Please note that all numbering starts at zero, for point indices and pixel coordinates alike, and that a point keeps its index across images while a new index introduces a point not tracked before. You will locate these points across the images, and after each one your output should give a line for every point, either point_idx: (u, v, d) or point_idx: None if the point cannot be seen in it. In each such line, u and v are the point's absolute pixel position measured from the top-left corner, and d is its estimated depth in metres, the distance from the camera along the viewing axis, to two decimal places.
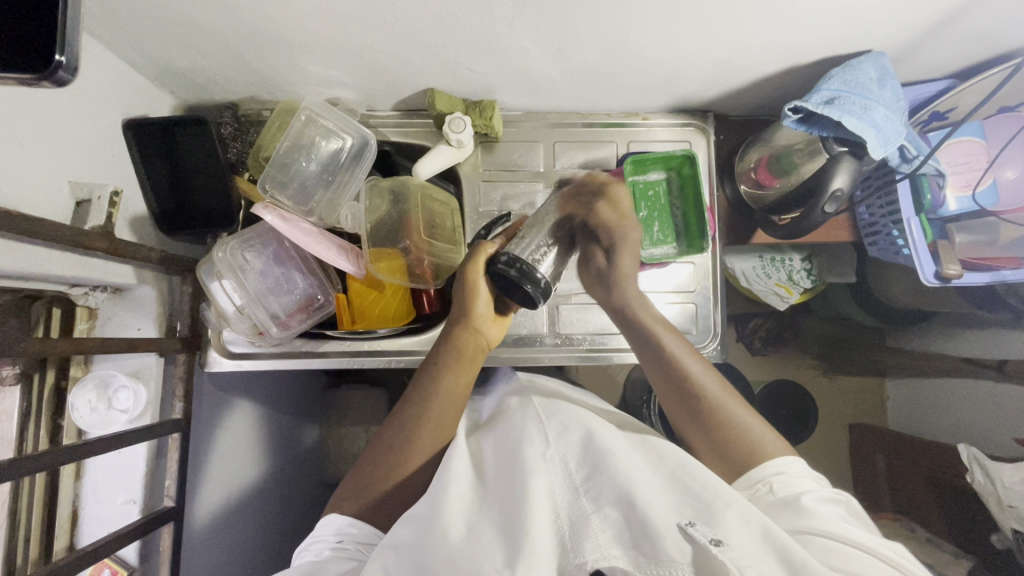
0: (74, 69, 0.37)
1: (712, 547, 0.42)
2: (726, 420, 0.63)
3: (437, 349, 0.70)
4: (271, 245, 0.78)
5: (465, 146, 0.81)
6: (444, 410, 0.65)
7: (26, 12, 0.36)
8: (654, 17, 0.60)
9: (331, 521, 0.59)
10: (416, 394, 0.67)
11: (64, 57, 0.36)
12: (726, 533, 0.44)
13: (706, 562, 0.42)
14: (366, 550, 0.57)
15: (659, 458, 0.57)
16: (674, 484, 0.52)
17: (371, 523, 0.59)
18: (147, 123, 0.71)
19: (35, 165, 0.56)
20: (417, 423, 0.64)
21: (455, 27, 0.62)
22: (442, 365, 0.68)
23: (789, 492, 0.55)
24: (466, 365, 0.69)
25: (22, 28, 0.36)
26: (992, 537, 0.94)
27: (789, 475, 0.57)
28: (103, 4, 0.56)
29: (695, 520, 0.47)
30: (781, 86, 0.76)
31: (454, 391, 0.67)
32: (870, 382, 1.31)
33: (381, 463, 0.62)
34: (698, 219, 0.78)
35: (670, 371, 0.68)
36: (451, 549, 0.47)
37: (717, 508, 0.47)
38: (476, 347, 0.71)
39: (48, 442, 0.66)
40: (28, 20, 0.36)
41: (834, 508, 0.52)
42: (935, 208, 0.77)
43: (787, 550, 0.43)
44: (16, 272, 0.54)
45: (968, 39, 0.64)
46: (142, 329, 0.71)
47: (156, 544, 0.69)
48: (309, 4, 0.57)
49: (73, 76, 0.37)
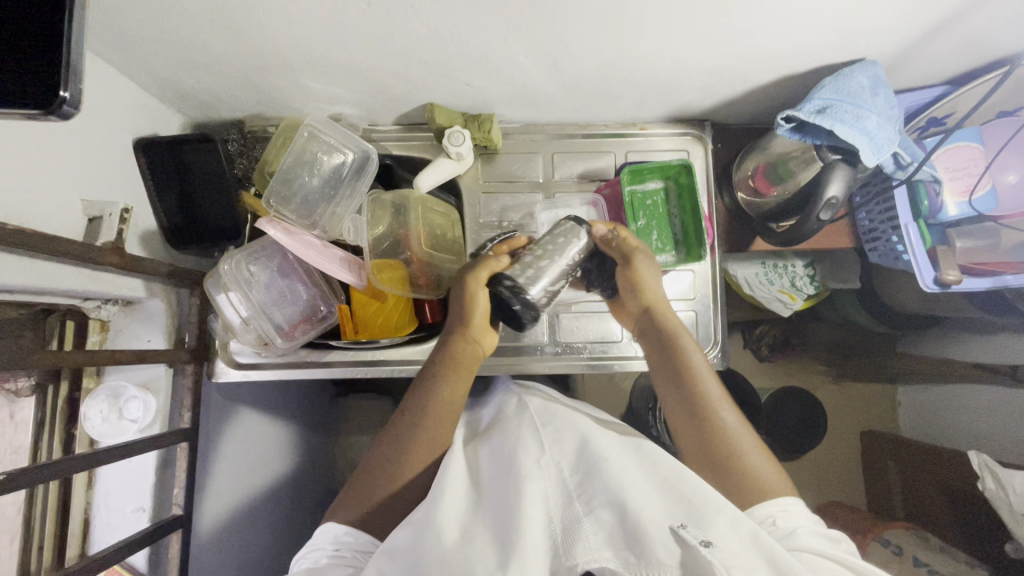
0: (77, 103, 0.40)
1: (702, 548, 0.45)
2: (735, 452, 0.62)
3: (436, 356, 0.70)
4: (276, 257, 0.79)
5: (464, 158, 0.82)
6: (439, 422, 0.65)
7: (42, 46, 0.39)
8: (644, 30, 0.61)
9: (326, 530, 0.60)
10: (413, 403, 0.67)
11: (68, 94, 0.39)
12: (714, 533, 0.47)
13: (695, 564, 0.45)
14: (364, 559, 0.58)
15: (651, 463, 0.57)
16: (668, 489, 0.53)
17: (368, 533, 0.60)
18: (157, 141, 0.74)
19: (49, 184, 0.58)
20: (414, 432, 0.65)
21: (451, 43, 0.64)
22: (439, 373, 0.67)
23: (788, 523, 0.57)
24: (463, 374, 0.68)
25: (39, 62, 0.39)
26: (1007, 547, 0.93)
27: (792, 511, 0.58)
28: (115, 29, 0.58)
29: (686, 522, 0.49)
30: (776, 94, 0.77)
31: (450, 399, 0.66)
32: (879, 388, 1.30)
33: (377, 473, 0.63)
34: (697, 228, 0.78)
35: (694, 403, 0.65)
36: (445, 552, 0.49)
37: (706, 512, 0.49)
38: (474, 357, 0.70)
39: (61, 450, 0.68)
40: (43, 51, 0.39)
41: (825, 542, 0.55)
42: (933, 214, 0.75)
43: (775, 554, 0.46)
44: (32, 288, 0.56)
45: (960, 45, 0.64)
46: (152, 340, 0.73)
47: (167, 549, 0.71)
48: (309, 25, 0.59)
49: (77, 110, 0.40)
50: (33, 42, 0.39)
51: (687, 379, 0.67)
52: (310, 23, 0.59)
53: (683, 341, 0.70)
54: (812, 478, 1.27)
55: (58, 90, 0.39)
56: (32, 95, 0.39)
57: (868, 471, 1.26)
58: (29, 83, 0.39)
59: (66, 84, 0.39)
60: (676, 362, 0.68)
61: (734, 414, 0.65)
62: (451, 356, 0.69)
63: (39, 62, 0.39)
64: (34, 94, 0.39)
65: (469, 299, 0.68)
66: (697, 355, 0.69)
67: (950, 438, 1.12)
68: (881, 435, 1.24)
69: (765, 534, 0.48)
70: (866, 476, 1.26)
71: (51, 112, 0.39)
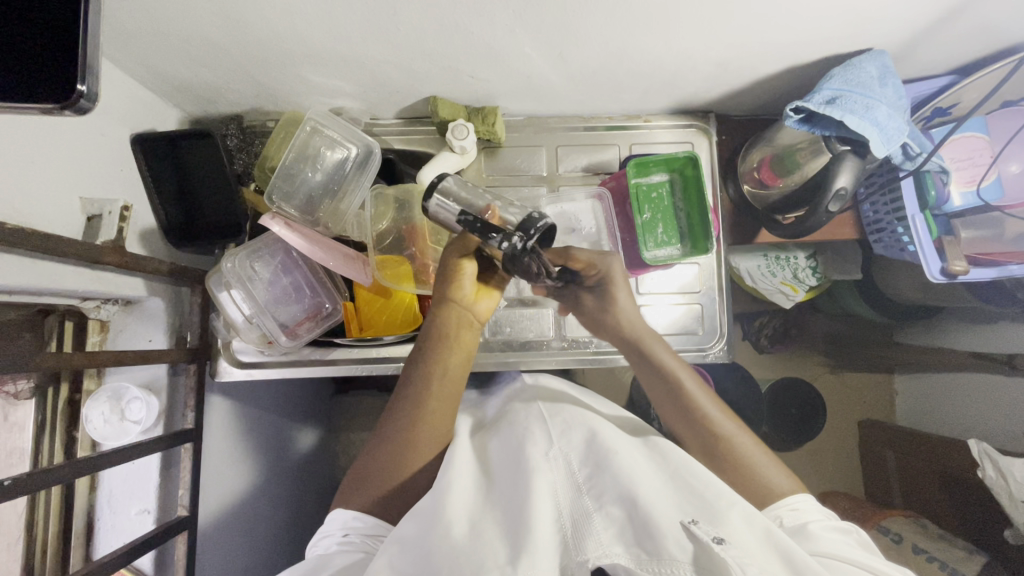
0: (95, 98, 0.38)
1: (715, 546, 0.44)
2: (739, 457, 0.62)
3: (424, 336, 0.66)
4: (279, 254, 0.78)
5: (468, 152, 0.82)
6: (439, 406, 0.63)
7: (52, 40, 0.38)
8: (653, 20, 0.60)
9: (336, 516, 0.61)
10: (408, 385, 0.65)
11: (86, 87, 0.37)
12: (728, 531, 0.46)
13: (708, 561, 0.44)
14: (374, 542, 0.58)
15: (662, 457, 0.57)
16: (679, 484, 0.53)
17: (378, 517, 0.60)
18: (154, 137, 0.72)
19: (45, 181, 0.57)
20: (415, 413, 0.62)
21: (457, 34, 0.63)
22: (428, 350, 0.65)
23: (800, 522, 0.56)
24: (453, 348, 0.65)
25: (44, 57, 0.38)
26: (1007, 533, 0.93)
27: (802, 512, 0.58)
28: (113, 21, 0.57)
29: (698, 518, 0.48)
30: (782, 85, 0.77)
31: (448, 376, 0.64)
32: (878, 378, 1.30)
33: (383, 457, 0.62)
34: (702, 219, 0.78)
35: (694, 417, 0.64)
36: (454, 546, 0.49)
37: (720, 510, 0.49)
38: (463, 327, 0.66)
39: (62, 452, 0.67)
40: (55, 43, 0.38)
41: (839, 537, 0.55)
42: (941, 204, 0.76)
43: (789, 552, 0.46)
44: (28, 287, 0.54)
45: (968, 35, 0.64)
46: (153, 340, 0.72)
47: (172, 552, 0.70)
48: (313, 17, 0.58)
49: (94, 104, 0.39)
50: (44, 33, 0.38)
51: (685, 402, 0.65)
52: (314, 15, 0.57)
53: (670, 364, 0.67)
54: (812, 467, 1.28)
55: (74, 84, 0.37)
56: (45, 89, 0.38)
57: (866, 461, 1.27)
58: (39, 76, 0.38)
59: (83, 78, 0.37)
60: (666, 383, 0.66)
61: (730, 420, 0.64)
62: (440, 330, 0.65)
63: (51, 56, 0.38)
64: (49, 89, 0.38)
65: (456, 269, 0.63)
66: (682, 370, 0.67)
67: (950, 425, 1.12)
68: (880, 425, 1.25)
69: (778, 531, 0.48)
70: (865, 466, 1.27)
71: (66, 107, 0.38)
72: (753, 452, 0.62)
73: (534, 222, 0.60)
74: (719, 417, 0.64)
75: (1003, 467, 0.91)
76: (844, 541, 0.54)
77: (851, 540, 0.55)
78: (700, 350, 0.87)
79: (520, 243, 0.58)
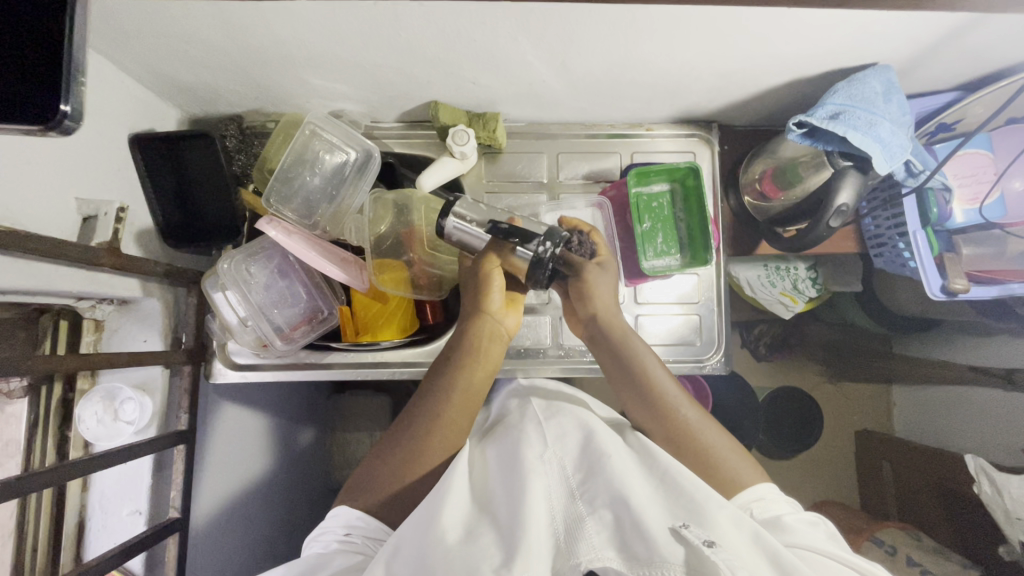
0: (78, 117, 0.40)
1: (705, 548, 0.44)
2: (702, 446, 0.61)
3: (451, 345, 0.67)
4: (276, 257, 0.78)
5: (469, 157, 0.81)
6: (458, 417, 0.63)
7: (37, 62, 0.39)
8: (656, 31, 0.60)
9: (338, 513, 0.60)
10: (428, 392, 0.64)
11: (69, 107, 0.39)
12: (720, 533, 0.46)
13: (698, 562, 0.44)
14: (374, 546, 0.58)
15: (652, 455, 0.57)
16: (671, 485, 0.52)
17: (378, 519, 0.59)
18: (152, 138, 0.72)
19: (40, 183, 0.56)
20: (433, 421, 0.62)
21: (458, 40, 0.62)
22: (459, 359, 0.65)
23: (769, 514, 0.57)
24: (483, 359, 0.65)
25: (36, 77, 0.40)
26: (999, 549, 0.92)
27: (768, 501, 0.58)
28: (110, 21, 0.56)
29: (688, 522, 0.48)
30: (785, 98, 0.76)
31: (472, 387, 0.64)
32: (876, 389, 1.29)
33: (390, 460, 0.61)
34: (702, 232, 0.77)
35: (653, 404, 0.64)
36: (448, 549, 0.48)
37: (707, 512, 0.48)
38: (493, 340, 0.67)
39: (54, 451, 0.67)
40: (44, 67, 0.40)
41: (811, 528, 0.55)
42: (942, 221, 0.77)
43: (776, 552, 0.46)
44: (22, 289, 0.54)
45: (972, 54, 0.63)
46: (148, 341, 0.72)
47: (162, 554, 0.70)
48: (314, 23, 0.58)
49: (77, 124, 0.41)
50: (30, 53, 0.39)
51: (644, 388, 0.64)
52: (314, 20, 0.57)
53: (638, 353, 0.66)
54: (809, 477, 1.28)
55: (58, 104, 0.39)
56: (36, 108, 0.40)
57: (862, 472, 1.26)
58: (34, 99, 0.40)
59: (67, 97, 0.40)
60: (629, 368, 0.65)
61: (694, 410, 0.63)
62: (472, 341, 0.66)
63: (40, 74, 0.40)
64: (40, 108, 0.40)
65: (486, 277, 0.65)
66: (650, 360, 0.66)
67: (944, 439, 1.12)
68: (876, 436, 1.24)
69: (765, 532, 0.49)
70: (861, 476, 1.26)
71: (51, 129, 0.40)
72: (718, 440, 0.62)
73: (560, 234, 0.63)
74: (681, 403, 0.63)
75: (999, 483, 0.90)
76: (818, 534, 0.55)
77: (821, 533, 0.56)
78: (697, 362, 0.87)
79: (547, 252, 0.61)
